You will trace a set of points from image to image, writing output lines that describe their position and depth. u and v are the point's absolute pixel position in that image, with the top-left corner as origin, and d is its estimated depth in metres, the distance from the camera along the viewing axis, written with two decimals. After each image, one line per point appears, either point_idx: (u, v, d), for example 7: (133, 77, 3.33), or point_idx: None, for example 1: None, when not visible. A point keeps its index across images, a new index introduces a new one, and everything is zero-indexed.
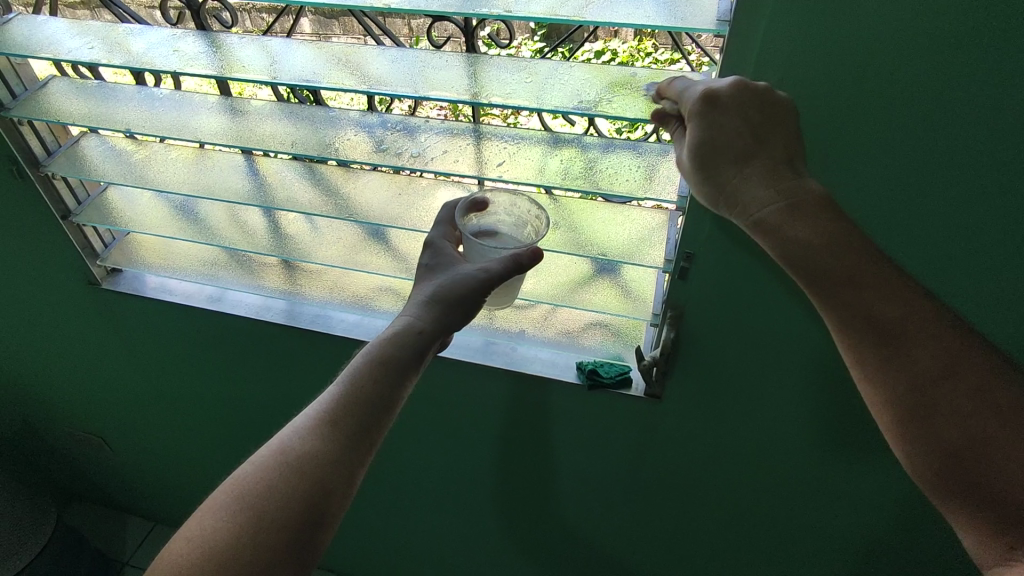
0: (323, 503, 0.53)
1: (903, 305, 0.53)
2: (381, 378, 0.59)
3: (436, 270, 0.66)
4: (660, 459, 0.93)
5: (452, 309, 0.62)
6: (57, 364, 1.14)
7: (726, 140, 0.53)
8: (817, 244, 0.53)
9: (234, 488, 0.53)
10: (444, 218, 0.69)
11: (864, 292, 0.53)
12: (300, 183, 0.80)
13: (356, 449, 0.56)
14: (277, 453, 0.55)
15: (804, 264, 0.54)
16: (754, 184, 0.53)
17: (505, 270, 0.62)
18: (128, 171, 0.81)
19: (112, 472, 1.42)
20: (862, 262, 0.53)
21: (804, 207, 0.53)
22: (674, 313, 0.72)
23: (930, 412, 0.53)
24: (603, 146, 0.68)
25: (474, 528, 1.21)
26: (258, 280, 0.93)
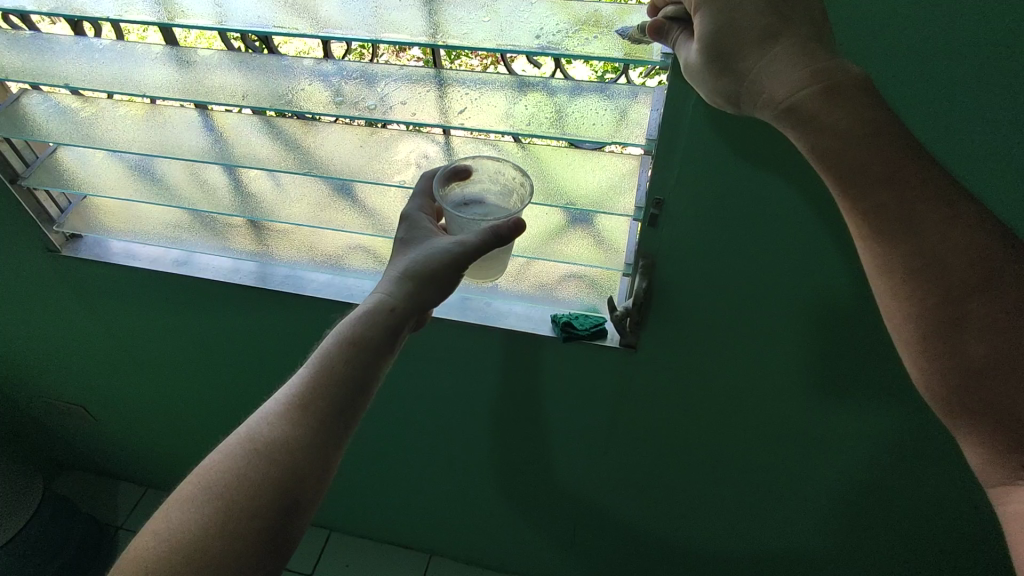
0: (297, 490, 0.54)
1: (938, 208, 0.52)
2: (351, 359, 0.58)
3: (409, 244, 0.64)
4: (639, 410, 0.94)
5: (425, 286, 0.60)
6: (28, 334, 1.11)
7: (746, 24, 0.51)
8: (855, 139, 0.51)
9: (203, 478, 0.54)
10: (422, 189, 0.67)
11: (905, 197, 0.52)
12: (257, 138, 0.76)
13: (328, 431, 0.56)
14: (245, 441, 0.55)
15: (847, 170, 0.53)
16: (784, 74, 0.51)
17: (482, 242, 0.60)
18: (74, 130, 0.77)
19: (97, 440, 1.42)
20: (902, 159, 0.51)
21: (842, 93, 0.50)
22: (645, 262, 0.72)
23: (957, 317, 0.54)
24: (571, 89, 0.64)
25: (460, 482, 1.23)
26: (226, 241, 0.90)
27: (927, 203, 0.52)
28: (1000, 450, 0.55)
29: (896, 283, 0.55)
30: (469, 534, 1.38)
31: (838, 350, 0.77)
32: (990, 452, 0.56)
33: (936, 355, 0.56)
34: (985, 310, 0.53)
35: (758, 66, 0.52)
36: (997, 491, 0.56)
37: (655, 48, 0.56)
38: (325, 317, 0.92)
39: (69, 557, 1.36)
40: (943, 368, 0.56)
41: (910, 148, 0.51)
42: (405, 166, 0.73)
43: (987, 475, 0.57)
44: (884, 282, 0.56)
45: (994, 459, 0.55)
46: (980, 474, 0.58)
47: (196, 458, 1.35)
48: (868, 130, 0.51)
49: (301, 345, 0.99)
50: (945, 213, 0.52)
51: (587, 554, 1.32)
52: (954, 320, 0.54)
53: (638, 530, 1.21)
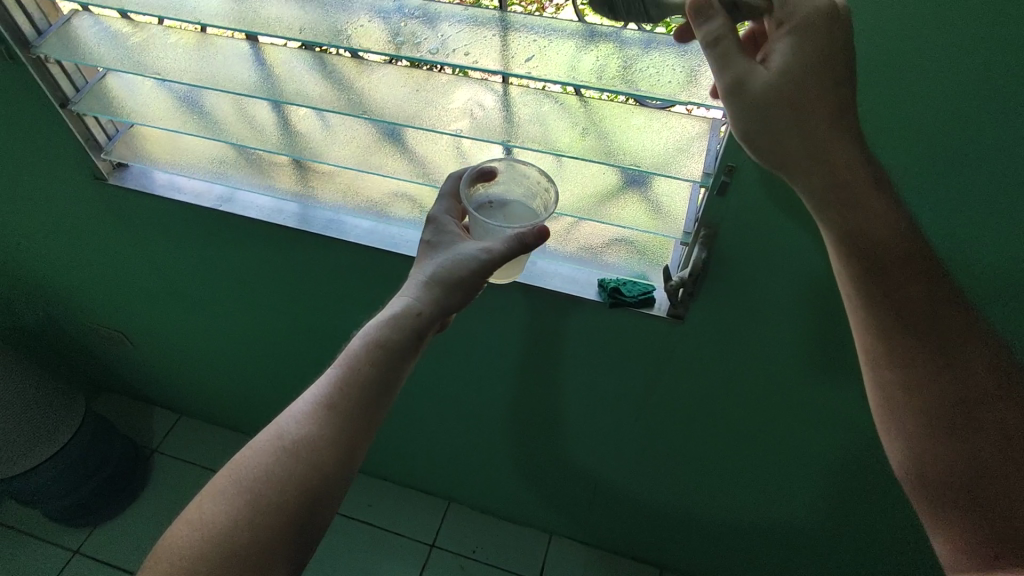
0: (323, 486, 0.54)
1: (938, 305, 0.61)
2: (379, 361, 0.57)
3: (436, 248, 0.64)
4: (674, 381, 0.92)
5: (451, 290, 0.60)
6: (73, 258, 1.13)
7: (787, 93, 0.51)
8: (881, 238, 0.57)
9: (234, 473, 0.54)
10: (448, 191, 0.66)
11: (910, 287, 0.60)
12: (310, 76, 0.73)
13: (354, 432, 0.56)
14: (275, 438, 0.55)
15: (861, 252, 0.59)
16: (779, 101, 0.52)
17: (510, 249, 0.59)
18: (124, 55, 0.75)
19: (135, 366, 1.46)
20: (917, 256, 0.59)
21: (864, 196, 0.56)
22: (706, 233, 0.68)
23: (932, 391, 0.63)
24: (644, 42, 0.61)
25: (485, 436, 1.24)
26: (270, 181, 0.88)
27: (923, 291, 0.60)
28: (945, 494, 0.65)
29: (891, 359, 0.64)
30: (487, 486, 1.41)
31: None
32: (932, 491, 0.66)
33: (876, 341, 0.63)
34: (951, 384, 0.63)
35: (763, 85, 0.51)
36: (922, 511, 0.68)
37: None
38: (366, 264, 0.91)
39: (105, 475, 1.43)
40: (914, 427, 0.65)
41: (904, 237, 0.58)
42: (461, 115, 0.70)
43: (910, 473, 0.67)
44: (879, 356, 0.64)
45: (936, 497, 0.66)
46: (908, 492, 0.69)
47: (230, 390, 1.39)
48: (890, 233, 0.57)
49: (338, 289, 0.99)
50: (890, 238, 0.58)
51: (601, 515, 1.34)
52: (934, 393, 0.63)
53: (655, 498, 1.22)
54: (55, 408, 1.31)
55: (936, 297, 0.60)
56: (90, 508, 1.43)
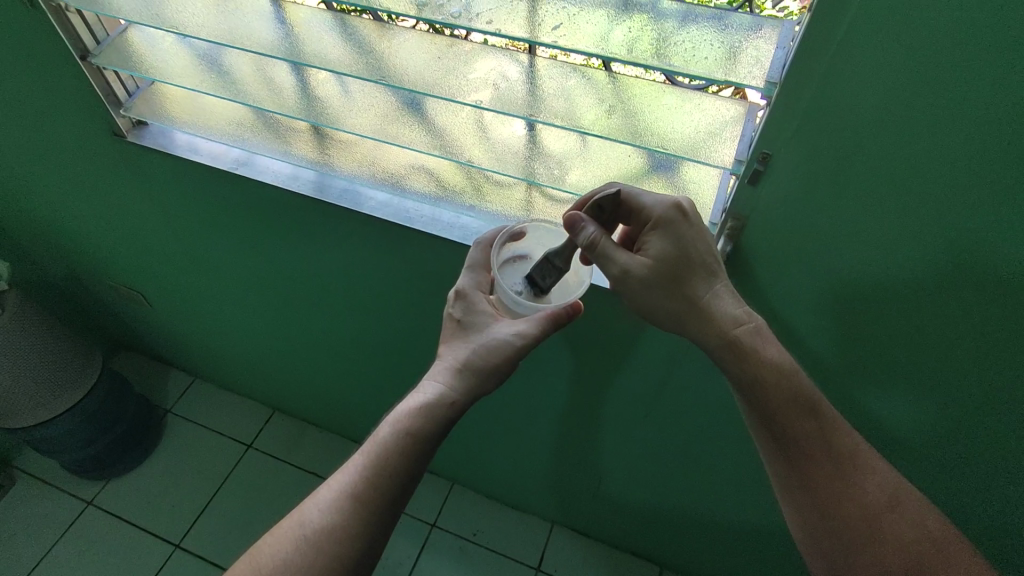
0: (345, 574, 0.59)
1: (818, 434, 0.65)
2: (407, 451, 0.63)
3: (468, 328, 0.69)
4: (688, 380, 0.88)
5: (483, 377, 0.67)
6: (94, 216, 1.14)
7: (656, 289, 0.63)
8: (756, 377, 0.64)
9: (258, 559, 0.59)
10: (479, 265, 0.71)
11: (783, 419, 0.65)
12: (330, 38, 0.71)
13: (376, 521, 0.61)
14: (299, 525, 0.60)
15: (738, 382, 0.65)
16: (641, 286, 0.63)
17: (541, 330, 0.66)
18: (143, 7, 0.73)
19: (153, 327, 1.48)
20: (792, 393, 0.64)
21: (733, 340, 0.63)
22: (734, 223, 0.65)
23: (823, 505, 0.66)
24: (680, 16, 0.57)
25: (492, 421, 1.23)
26: (287, 146, 0.86)
27: (802, 417, 0.65)
28: None
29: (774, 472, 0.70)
30: (492, 470, 1.39)
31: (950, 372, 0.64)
32: None
33: (778, 467, 0.69)
34: (836, 497, 0.65)
35: (625, 278, 0.63)
36: None
37: None
38: (380, 238, 0.89)
39: (121, 431, 1.45)
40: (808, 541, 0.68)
41: (781, 367, 0.64)
42: (482, 85, 0.67)
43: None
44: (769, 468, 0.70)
45: None
46: None
47: (242, 355, 1.40)
48: (765, 371, 0.64)
49: (351, 262, 0.97)
50: (772, 377, 0.64)
51: (606, 508, 1.31)
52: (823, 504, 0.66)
53: (661, 496, 1.19)
54: (72, 364, 1.33)
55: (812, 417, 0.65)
56: (105, 462, 1.45)
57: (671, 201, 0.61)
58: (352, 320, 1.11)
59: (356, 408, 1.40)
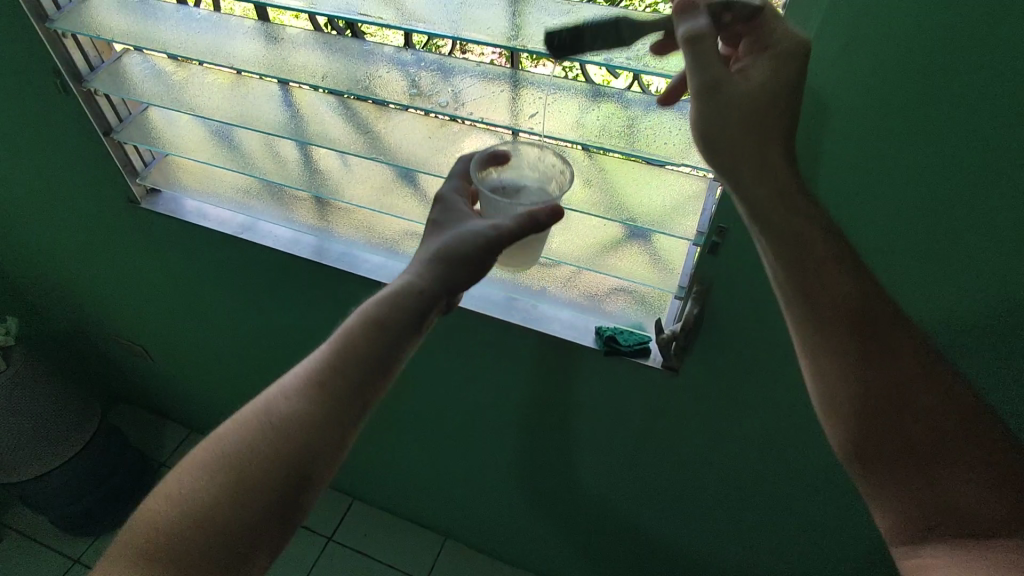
0: (309, 464, 0.54)
1: (886, 321, 0.60)
2: (370, 340, 0.57)
3: (441, 226, 0.63)
4: (668, 435, 0.92)
5: (456, 266, 0.59)
6: (103, 274, 1.19)
7: (733, 122, 0.55)
8: (825, 256, 0.59)
9: (218, 447, 0.55)
10: (457, 172, 0.66)
11: (836, 294, 0.60)
12: (333, 119, 0.78)
13: (340, 415, 0.56)
14: (262, 413, 0.56)
15: (793, 247, 0.59)
16: (733, 130, 0.55)
17: (518, 226, 0.58)
18: (165, 91, 0.81)
19: (152, 380, 1.51)
20: (857, 287, 0.59)
21: (799, 205, 0.57)
22: (700, 288, 0.69)
23: (872, 412, 0.61)
24: (645, 103, 0.64)
25: (481, 477, 1.24)
26: (290, 213, 0.93)
27: (856, 296, 0.60)
28: (912, 525, 0.61)
29: (823, 377, 0.63)
30: (483, 527, 1.39)
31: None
32: (897, 524, 0.62)
33: (833, 361, 0.62)
34: (903, 412, 0.61)
35: (721, 117, 0.55)
36: (902, 557, 0.61)
37: None
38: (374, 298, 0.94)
39: (113, 486, 1.46)
40: (851, 428, 0.63)
41: (841, 240, 0.59)
42: None
43: (897, 532, 0.62)
44: (807, 369, 0.64)
45: (903, 530, 0.61)
46: (889, 534, 0.63)
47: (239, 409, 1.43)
48: (827, 261, 0.59)
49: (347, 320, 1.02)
50: (842, 282, 0.60)
51: (596, 563, 1.31)
52: (877, 416, 0.61)
53: (650, 551, 1.20)
54: (70, 418, 1.35)
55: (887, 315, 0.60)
56: (95, 517, 1.45)
57: (794, 39, 0.52)
58: None
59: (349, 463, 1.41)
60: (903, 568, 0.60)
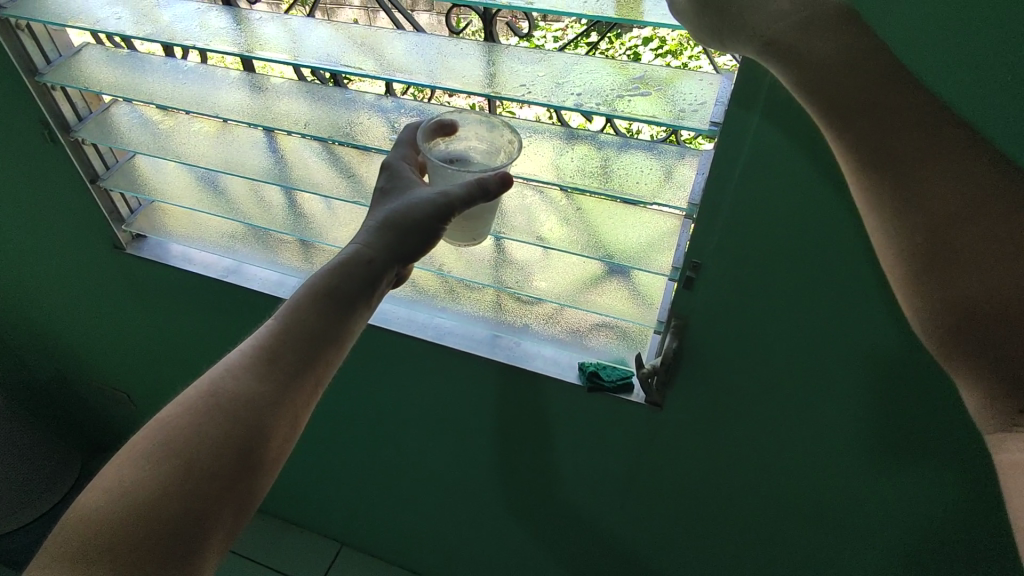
0: (261, 447, 0.54)
1: (952, 167, 0.48)
2: (321, 313, 0.58)
3: (390, 193, 0.60)
4: (656, 470, 0.91)
5: (406, 237, 0.58)
6: (87, 321, 1.18)
7: None
8: (868, 106, 0.47)
9: (158, 435, 0.53)
10: (405, 139, 0.63)
11: (897, 126, 0.48)
12: (316, 163, 0.80)
13: (293, 393, 0.57)
14: (208, 394, 0.55)
15: (831, 89, 0.47)
16: (794, 19, 0.46)
17: (467, 194, 0.56)
18: (152, 140, 0.83)
19: (135, 427, 1.48)
20: (914, 121, 0.47)
21: (833, 35, 0.46)
22: (677, 322, 0.71)
23: (945, 253, 0.49)
24: (618, 144, 0.66)
25: (470, 522, 1.21)
26: (275, 256, 0.94)
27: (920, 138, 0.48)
28: (1001, 395, 0.49)
29: (888, 256, 0.52)
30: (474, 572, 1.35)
31: (888, 430, 0.72)
32: (986, 392, 0.50)
33: (899, 215, 0.50)
34: (981, 251, 0.48)
35: (780, 7, 0.46)
36: (995, 445, 0.49)
37: (705, 115, 0.55)
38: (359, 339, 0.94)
39: None
40: (928, 301, 0.51)
41: (895, 75, 0.47)
42: None
43: (987, 415, 0.50)
44: (872, 227, 0.52)
45: (993, 404, 0.50)
46: (979, 419, 0.51)
47: None
48: (871, 105, 0.47)
49: None
50: (944, 156, 0.48)
51: None
52: (957, 264, 0.49)
53: None
54: (47, 469, 1.32)
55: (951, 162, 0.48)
56: None
57: None
58: (332, 418, 1.13)
59: (337, 508, 1.38)
60: (1001, 462, 0.48)
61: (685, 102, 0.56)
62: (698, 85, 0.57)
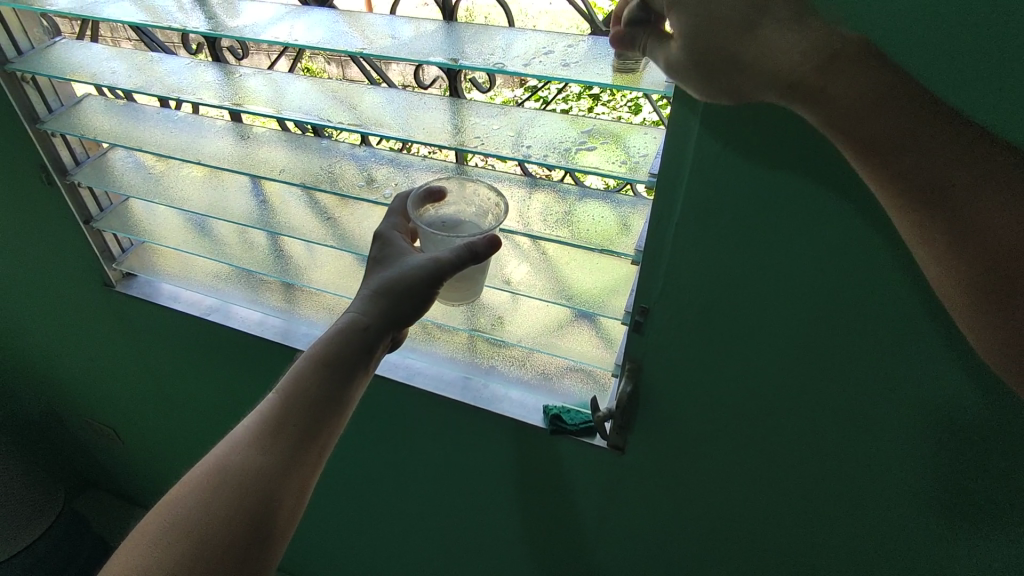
0: (270, 519, 0.55)
1: (994, 184, 0.45)
2: (322, 379, 0.60)
3: (383, 262, 0.63)
4: (624, 514, 0.91)
5: (400, 300, 0.60)
6: (77, 355, 1.20)
7: (727, 11, 0.44)
8: (904, 140, 0.44)
9: (167, 516, 0.54)
10: (396, 208, 0.65)
11: (930, 158, 0.44)
12: (299, 208, 0.84)
13: (299, 461, 0.58)
14: (216, 469, 0.56)
15: (858, 131, 0.44)
16: (812, 64, 0.43)
17: (458, 258, 0.58)
18: (143, 184, 0.87)
19: (120, 463, 1.48)
20: (952, 145, 0.44)
21: (849, 62, 0.43)
22: (631, 365, 0.72)
23: (1004, 281, 0.47)
24: (579, 193, 0.69)
25: (445, 567, 1.19)
26: (257, 296, 0.97)
27: (959, 163, 0.45)
28: None
29: (945, 289, 0.49)
30: None
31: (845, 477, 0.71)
32: None
33: (945, 247, 0.47)
34: None
35: (794, 52, 0.43)
36: None
37: (645, 167, 0.58)
38: None
39: None
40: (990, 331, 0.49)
41: (918, 96, 0.44)
42: None
43: None
44: (920, 257, 0.49)
45: None
46: None
47: None
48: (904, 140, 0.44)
49: None
50: (986, 178, 0.45)
51: None
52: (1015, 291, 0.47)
53: None
54: (29, 505, 1.32)
55: (992, 181, 0.45)
56: None
57: None
58: None
59: (314, 551, 1.36)
60: None
61: (630, 155, 0.59)
62: (643, 138, 0.61)
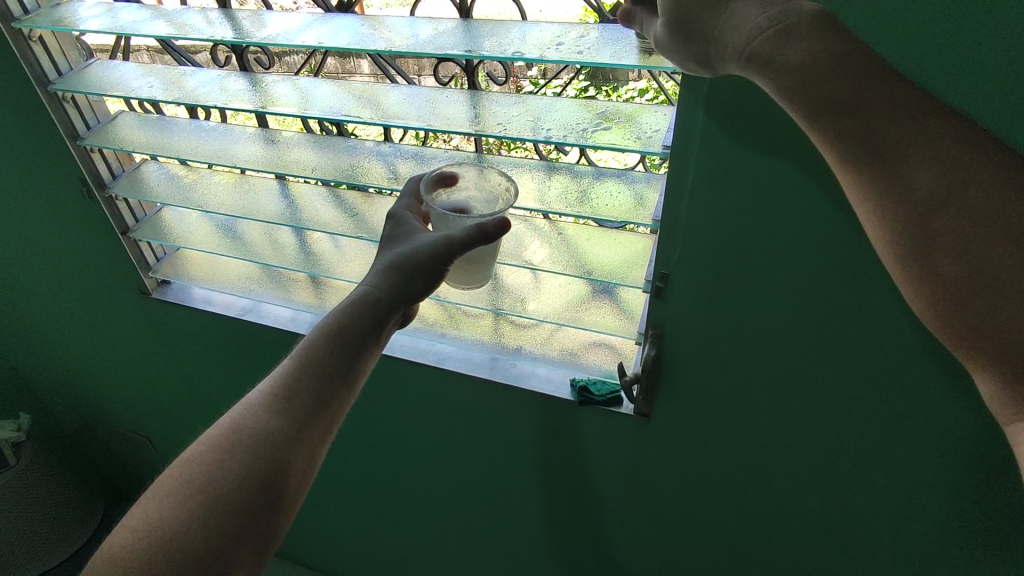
0: (280, 482, 0.58)
1: (930, 149, 0.46)
2: (334, 350, 0.63)
3: (395, 240, 0.68)
4: (654, 484, 0.94)
5: (410, 277, 0.64)
6: (112, 363, 1.24)
7: None
8: (848, 100, 0.46)
9: (182, 474, 0.57)
10: (410, 190, 0.71)
11: (874, 118, 0.46)
12: (325, 205, 0.88)
13: (309, 428, 0.61)
14: (230, 432, 0.59)
15: (807, 91, 0.46)
16: (767, 31, 0.47)
17: (467, 237, 0.62)
18: (177, 192, 0.92)
19: (153, 470, 1.52)
20: (895, 108, 0.46)
21: (803, 29, 0.46)
22: (654, 332, 0.76)
23: (933, 241, 0.48)
24: (595, 173, 0.73)
25: (478, 553, 1.22)
26: (288, 294, 1.01)
27: (900, 125, 0.46)
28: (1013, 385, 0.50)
29: (885, 247, 0.51)
30: None
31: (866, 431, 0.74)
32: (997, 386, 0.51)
33: (882, 204, 0.49)
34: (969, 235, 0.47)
35: (755, 22, 0.47)
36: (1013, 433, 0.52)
37: (659, 140, 0.62)
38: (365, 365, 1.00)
39: None
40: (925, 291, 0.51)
41: (866, 64, 0.46)
42: None
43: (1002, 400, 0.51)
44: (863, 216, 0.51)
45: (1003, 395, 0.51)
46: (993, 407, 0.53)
47: None
48: (849, 102, 0.46)
49: None
50: (927, 142, 0.46)
51: None
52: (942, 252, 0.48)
53: None
54: (71, 514, 1.37)
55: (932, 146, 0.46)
56: None
57: None
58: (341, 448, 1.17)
59: (346, 547, 1.38)
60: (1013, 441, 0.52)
61: (643, 131, 0.64)
62: (655, 116, 0.65)
